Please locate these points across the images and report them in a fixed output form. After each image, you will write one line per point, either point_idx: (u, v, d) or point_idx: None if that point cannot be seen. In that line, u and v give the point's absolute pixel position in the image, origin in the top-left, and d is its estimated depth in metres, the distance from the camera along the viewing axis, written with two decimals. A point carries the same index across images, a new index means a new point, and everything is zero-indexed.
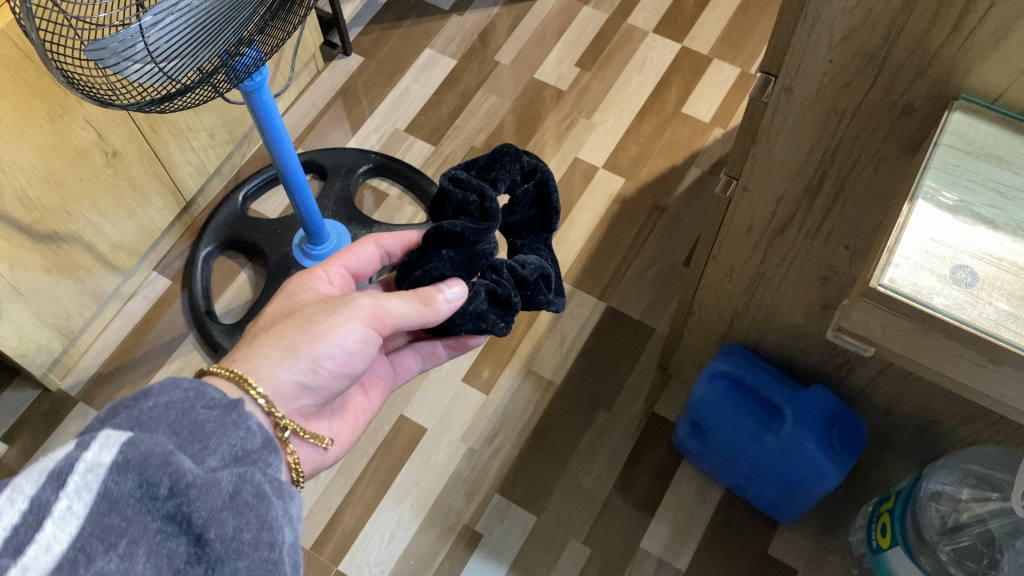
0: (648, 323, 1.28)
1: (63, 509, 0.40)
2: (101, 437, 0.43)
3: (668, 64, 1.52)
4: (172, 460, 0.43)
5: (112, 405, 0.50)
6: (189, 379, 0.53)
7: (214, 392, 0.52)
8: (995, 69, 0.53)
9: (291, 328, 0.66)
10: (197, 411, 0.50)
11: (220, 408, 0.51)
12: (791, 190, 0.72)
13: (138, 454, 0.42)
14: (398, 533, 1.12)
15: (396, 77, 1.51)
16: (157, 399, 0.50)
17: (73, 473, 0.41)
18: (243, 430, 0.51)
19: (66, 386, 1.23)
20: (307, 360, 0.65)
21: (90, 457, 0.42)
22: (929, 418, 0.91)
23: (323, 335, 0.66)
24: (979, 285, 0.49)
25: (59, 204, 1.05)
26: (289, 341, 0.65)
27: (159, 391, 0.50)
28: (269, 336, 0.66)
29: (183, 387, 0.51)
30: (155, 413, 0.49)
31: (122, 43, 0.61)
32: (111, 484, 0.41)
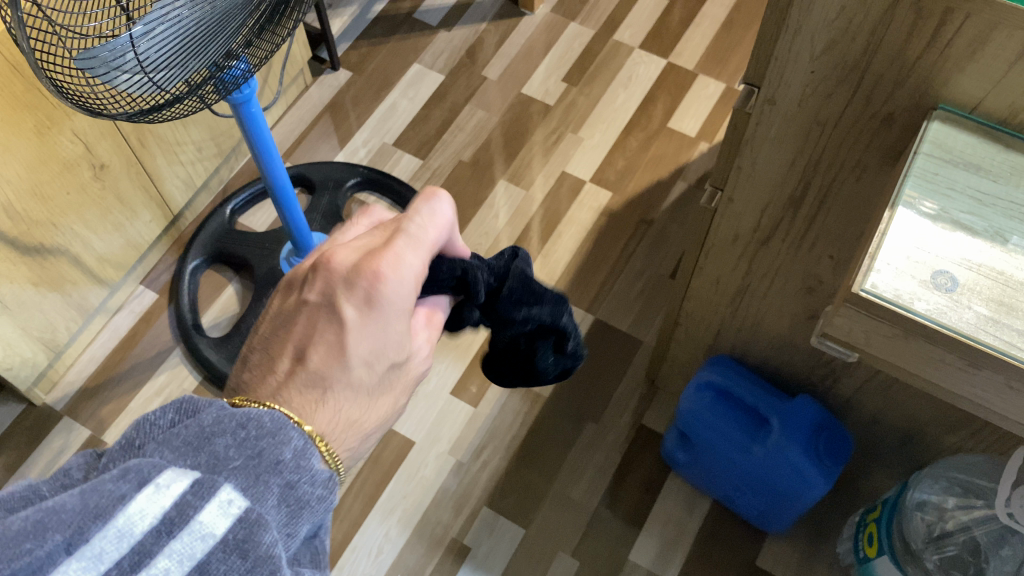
0: (635, 336, 1.29)
1: (161, 569, 0.38)
2: (222, 499, 0.41)
3: (653, 80, 1.53)
4: (275, 553, 0.40)
5: (221, 423, 0.45)
6: (297, 427, 0.48)
7: (315, 457, 0.48)
8: (972, 79, 0.54)
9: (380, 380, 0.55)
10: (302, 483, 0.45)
11: (323, 487, 0.46)
12: (775, 201, 0.73)
13: (246, 538, 0.40)
14: (385, 547, 1.12)
15: (385, 92, 1.52)
16: (266, 450, 0.45)
17: (184, 531, 0.39)
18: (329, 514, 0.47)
19: (51, 401, 1.23)
20: (382, 428, 0.56)
21: (206, 520, 0.39)
22: (914, 428, 0.92)
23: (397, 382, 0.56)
24: (959, 290, 0.50)
25: (46, 217, 1.05)
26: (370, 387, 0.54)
27: (272, 444, 0.45)
28: (346, 389, 0.52)
29: (294, 445, 0.47)
30: (266, 472, 0.44)
31: (112, 52, 0.62)
32: (213, 560, 0.39)
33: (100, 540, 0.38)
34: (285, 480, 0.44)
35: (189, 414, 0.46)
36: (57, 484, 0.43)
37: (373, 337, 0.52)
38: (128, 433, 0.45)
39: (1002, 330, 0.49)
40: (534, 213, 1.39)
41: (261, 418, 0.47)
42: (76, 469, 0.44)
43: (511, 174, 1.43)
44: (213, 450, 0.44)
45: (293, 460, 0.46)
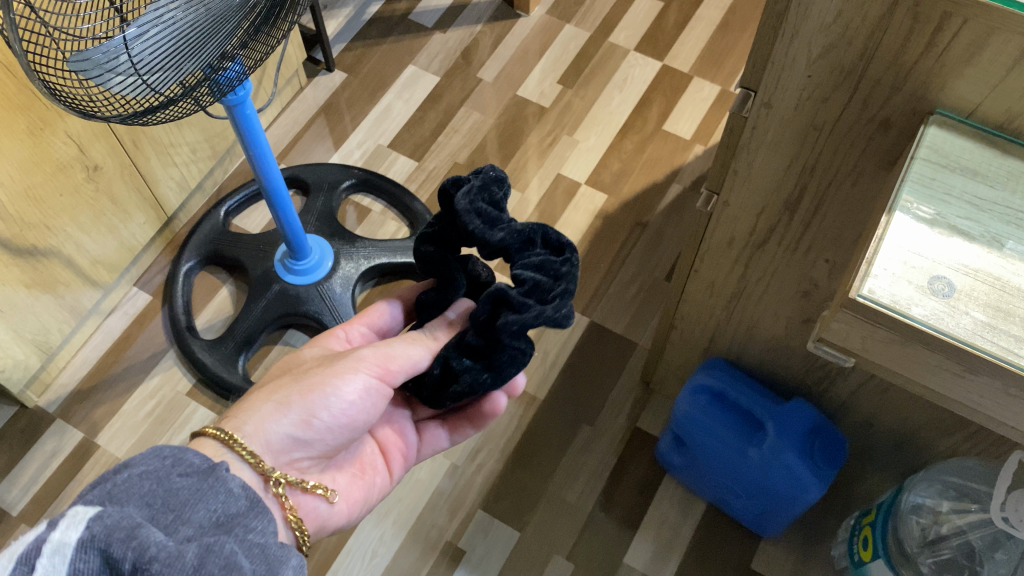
0: (631, 338, 1.29)
1: None
2: (69, 514, 0.44)
3: (649, 82, 1.53)
4: (139, 531, 0.43)
5: (93, 478, 0.50)
6: (167, 443, 0.54)
7: (192, 454, 0.53)
8: (969, 84, 0.54)
9: (288, 383, 0.69)
10: (173, 479, 0.50)
11: (198, 475, 0.51)
12: (771, 204, 0.73)
13: (103, 529, 0.43)
14: (380, 551, 1.11)
15: (380, 94, 1.52)
16: (132, 469, 0.50)
17: (40, 554, 0.41)
18: (224, 492, 0.51)
19: (43, 403, 1.22)
20: (300, 412, 0.67)
21: (58, 536, 0.42)
22: (909, 432, 0.92)
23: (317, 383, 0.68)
24: (956, 295, 0.50)
25: (39, 218, 1.04)
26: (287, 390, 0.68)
27: (137, 461, 0.51)
28: (265, 391, 0.69)
29: (162, 453, 0.52)
30: (127, 482, 0.49)
31: (106, 54, 0.61)
32: (78, 563, 0.42)
33: None
34: (155, 481, 0.50)
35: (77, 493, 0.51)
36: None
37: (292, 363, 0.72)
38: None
39: (999, 336, 0.49)
40: (529, 215, 1.39)
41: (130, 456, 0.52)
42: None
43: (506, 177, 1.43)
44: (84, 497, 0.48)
45: (163, 464, 0.51)
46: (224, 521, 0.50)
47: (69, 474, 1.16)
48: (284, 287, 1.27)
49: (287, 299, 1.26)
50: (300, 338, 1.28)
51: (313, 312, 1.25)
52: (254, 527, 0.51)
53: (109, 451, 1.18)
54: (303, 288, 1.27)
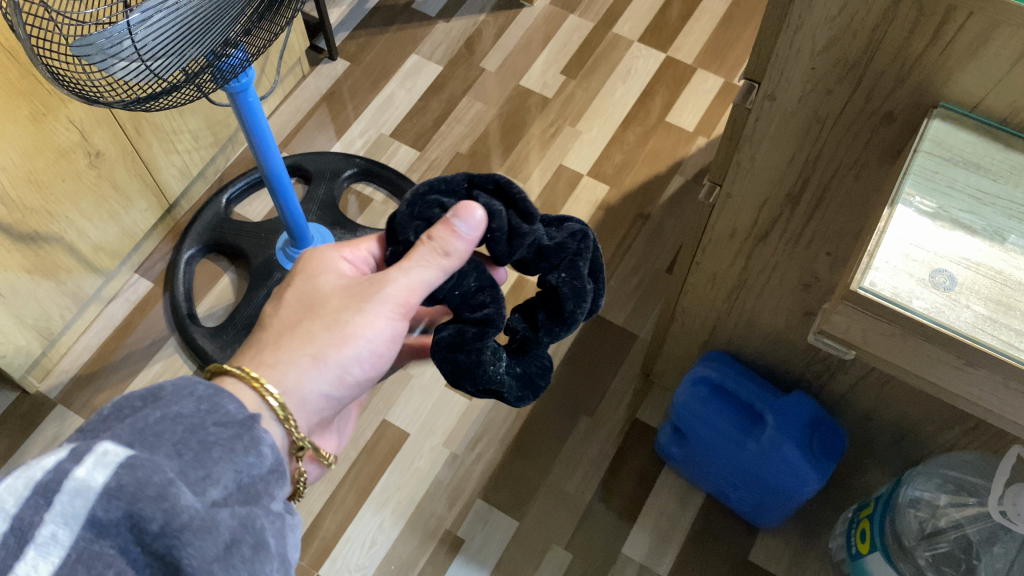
0: (631, 330, 1.29)
1: (48, 535, 0.38)
2: (98, 452, 0.41)
3: (652, 74, 1.53)
4: (173, 488, 0.40)
5: (118, 403, 0.46)
6: (204, 381, 0.49)
7: (228, 401, 0.49)
8: (973, 78, 0.54)
9: (318, 328, 0.62)
10: (208, 430, 0.46)
11: (235, 427, 0.47)
12: (773, 197, 0.73)
13: (134, 480, 0.40)
14: (379, 539, 1.12)
15: (382, 83, 1.51)
16: (165, 410, 0.46)
17: (60, 491, 0.39)
18: (256, 453, 0.47)
19: (44, 389, 1.22)
20: (336, 369, 0.62)
21: (82, 475, 0.39)
22: (909, 426, 0.92)
23: (342, 321, 0.62)
24: (957, 288, 0.50)
25: (41, 204, 1.04)
26: (302, 328, 0.62)
27: (170, 400, 0.47)
28: (285, 332, 0.62)
29: (197, 395, 0.48)
30: (158, 425, 0.45)
31: (109, 39, 0.61)
32: (99, 511, 0.39)
33: None
34: (185, 428, 0.46)
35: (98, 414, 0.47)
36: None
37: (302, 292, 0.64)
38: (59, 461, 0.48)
39: (999, 330, 0.49)
40: None
41: (160, 386, 0.48)
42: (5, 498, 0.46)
43: (508, 167, 1.43)
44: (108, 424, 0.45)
45: (195, 408, 0.47)
46: (249, 485, 0.46)
47: None
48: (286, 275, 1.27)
49: None
50: None
51: None
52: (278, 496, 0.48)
53: None
54: None
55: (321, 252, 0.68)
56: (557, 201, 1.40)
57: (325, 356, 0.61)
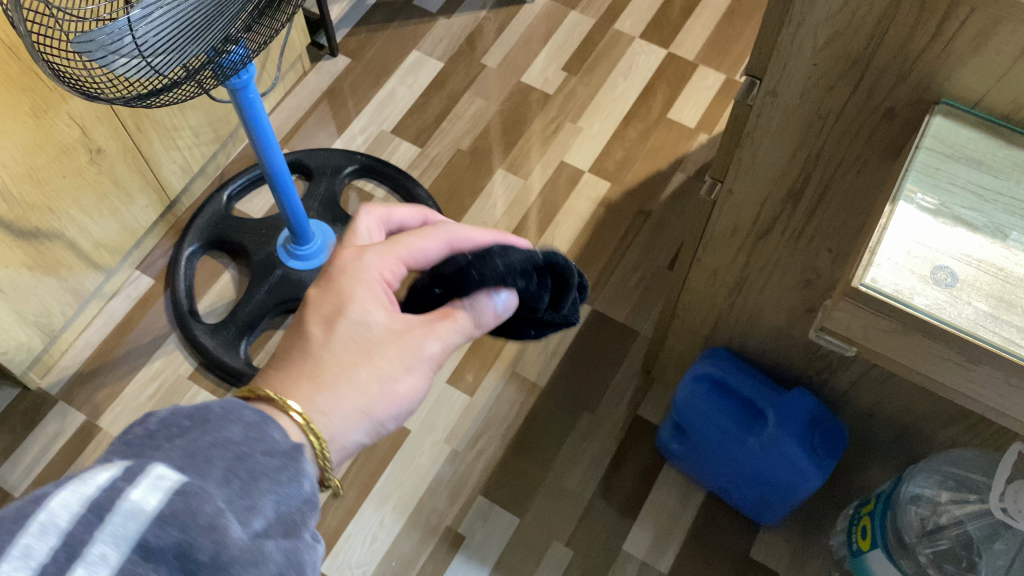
0: (632, 327, 1.29)
1: (95, 556, 0.36)
2: (153, 476, 0.38)
3: (653, 70, 1.53)
4: (224, 518, 0.38)
5: (167, 422, 0.45)
6: (252, 408, 0.47)
7: (273, 431, 0.47)
8: (975, 74, 0.54)
9: (361, 361, 0.56)
10: (255, 459, 0.44)
11: (281, 458, 0.45)
12: (775, 193, 0.73)
13: (187, 507, 0.37)
14: (380, 536, 1.12)
15: (383, 79, 1.51)
16: (214, 435, 0.44)
17: (114, 512, 0.37)
18: (301, 488, 0.45)
19: (45, 385, 1.22)
20: (371, 416, 0.56)
21: (137, 497, 0.37)
22: (910, 422, 0.92)
23: (385, 352, 0.57)
24: (958, 285, 0.50)
25: (42, 201, 1.04)
26: (332, 350, 0.55)
27: (218, 425, 0.45)
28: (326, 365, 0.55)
29: (245, 423, 0.46)
30: (209, 451, 0.43)
31: (110, 36, 0.61)
32: (149, 536, 0.36)
33: (26, 538, 0.35)
34: (231, 456, 0.43)
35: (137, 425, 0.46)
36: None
37: (337, 309, 0.57)
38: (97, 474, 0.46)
39: (1001, 327, 0.49)
40: (531, 203, 1.39)
41: (207, 408, 0.46)
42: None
43: (509, 164, 1.43)
44: (158, 443, 0.43)
45: (242, 436, 0.45)
46: (291, 518, 0.43)
47: (71, 456, 1.16)
48: (287, 272, 1.27)
49: (288, 284, 1.26)
50: None
51: None
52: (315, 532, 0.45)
53: (111, 434, 1.18)
54: (305, 273, 1.27)
55: (339, 257, 0.60)
56: (559, 197, 1.40)
57: (362, 394, 0.55)
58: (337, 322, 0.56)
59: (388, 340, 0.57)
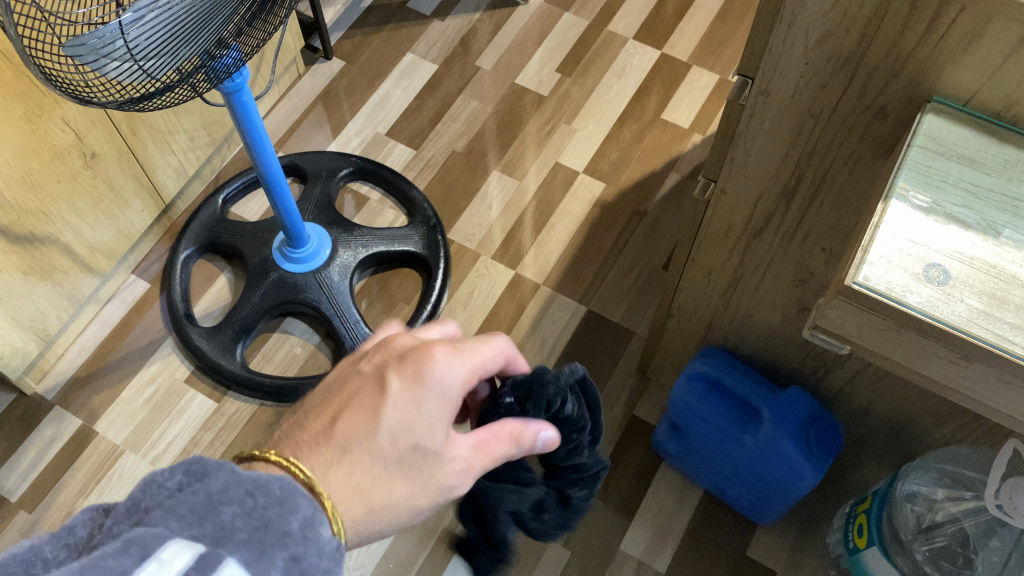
0: (628, 327, 1.29)
1: None
2: None
3: (647, 71, 1.53)
4: None
5: (230, 485, 0.44)
6: (308, 498, 0.46)
7: (321, 525, 0.46)
8: (966, 72, 0.54)
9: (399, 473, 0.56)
10: (308, 556, 0.44)
11: (329, 561, 0.45)
12: (768, 192, 0.73)
13: None
14: (377, 538, 1.12)
15: (378, 82, 1.51)
16: (276, 524, 0.44)
17: None
18: None
19: (41, 390, 1.22)
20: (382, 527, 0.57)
21: None
22: (905, 420, 0.93)
23: (430, 475, 0.58)
24: (951, 283, 0.50)
25: (36, 205, 1.04)
26: (383, 462, 0.55)
27: (281, 513, 0.44)
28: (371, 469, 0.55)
29: (303, 516, 0.45)
30: (271, 546, 0.43)
31: (101, 40, 0.61)
32: None
33: None
34: (291, 554, 0.43)
35: (197, 477, 0.44)
36: (61, 543, 0.42)
37: (413, 422, 0.56)
38: (132, 494, 0.44)
39: (994, 323, 0.49)
40: (527, 204, 1.39)
41: (269, 485, 0.45)
42: (81, 526, 0.43)
43: (504, 165, 1.43)
44: (221, 523, 0.42)
45: (302, 530, 0.44)
46: None
47: (68, 461, 1.16)
48: (282, 275, 1.26)
49: (285, 287, 1.25)
50: (298, 326, 1.28)
51: (311, 300, 1.24)
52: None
53: (108, 439, 1.18)
54: (302, 276, 1.26)
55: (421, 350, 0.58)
56: (554, 198, 1.40)
57: (389, 509, 0.56)
58: (409, 434, 0.56)
59: (435, 465, 0.58)
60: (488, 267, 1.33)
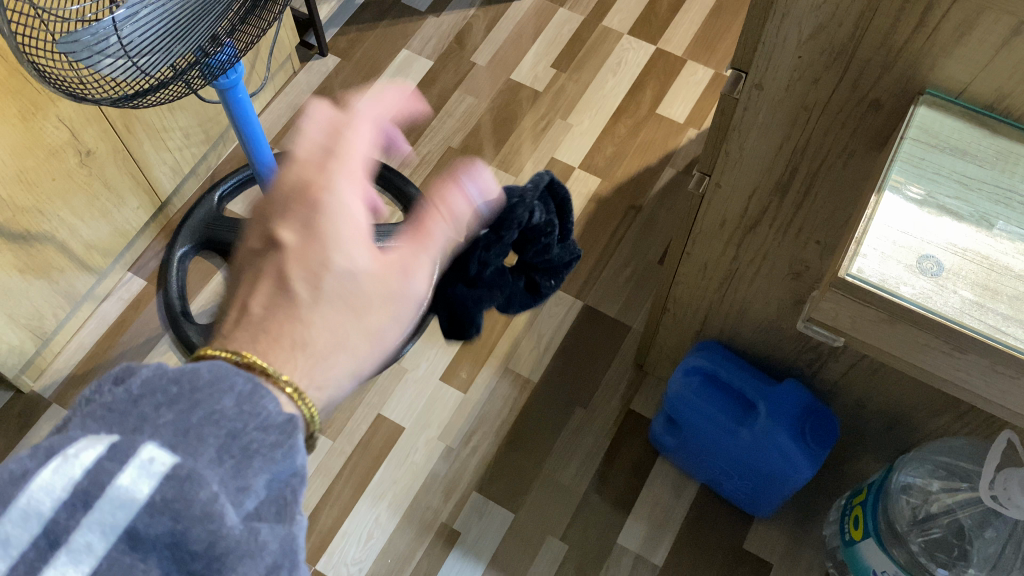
0: (625, 321, 1.29)
1: (79, 544, 0.36)
2: (143, 458, 0.37)
3: (642, 66, 1.53)
4: (217, 504, 0.37)
5: (153, 370, 0.41)
6: (245, 372, 0.43)
7: (268, 399, 0.43)
8: (959, 64, 0.54)
9: (349, 309, 0.50)
10: (249, 432, 0.41)
11: (278, 433, 0.42)
12: (763, 186, 0.73)
13: (176, 494, 0.37)
14: (375, 532, 1.12)
15: (373, 78, 1.51)
16: (206, 405, 0.41)
17: (100, 501, 0.36)
18: (298, 464, 0.42)
19: (38, 388, 1.22)
20: (364, 364, 0.51)
21: (124, 484, 0.36)
22: (900, 411, 0.93)
23: (376, 301, 0.52)
24: (944, 274, 0.51)
25: (32, 203, 1.04)
26: (323, 303, 0.49)
27: (210, 395, 0.41)
28: (313, 310, 0.49)
29: (237, 392, 0.42)
30: (202, 427, 0.40)
31: (94, 36, 0.61)
32: (139, 524, 0.36)
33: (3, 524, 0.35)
34: (226, 431, 0.40)
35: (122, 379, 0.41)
36: None
37: (319, 260, 0.50)
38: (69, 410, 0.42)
39: (987, 314, 0.49)
40: None
41: (198, 370, 0.42)
42: None
43: (500, 161, 1.43)
44: (143, 413, 0.40)
45: (235, 406, 0.41)
46: (284, 499, 0.42)
47: None
48: None
49: None
50: None
51: None
52: (313, 507, 0.44)
53: None
54: None
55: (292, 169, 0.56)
56: None
57: (355, 354, 0.50)
58: (324, 274, 0.50)
59: (375, 292, 0.52)
60: None
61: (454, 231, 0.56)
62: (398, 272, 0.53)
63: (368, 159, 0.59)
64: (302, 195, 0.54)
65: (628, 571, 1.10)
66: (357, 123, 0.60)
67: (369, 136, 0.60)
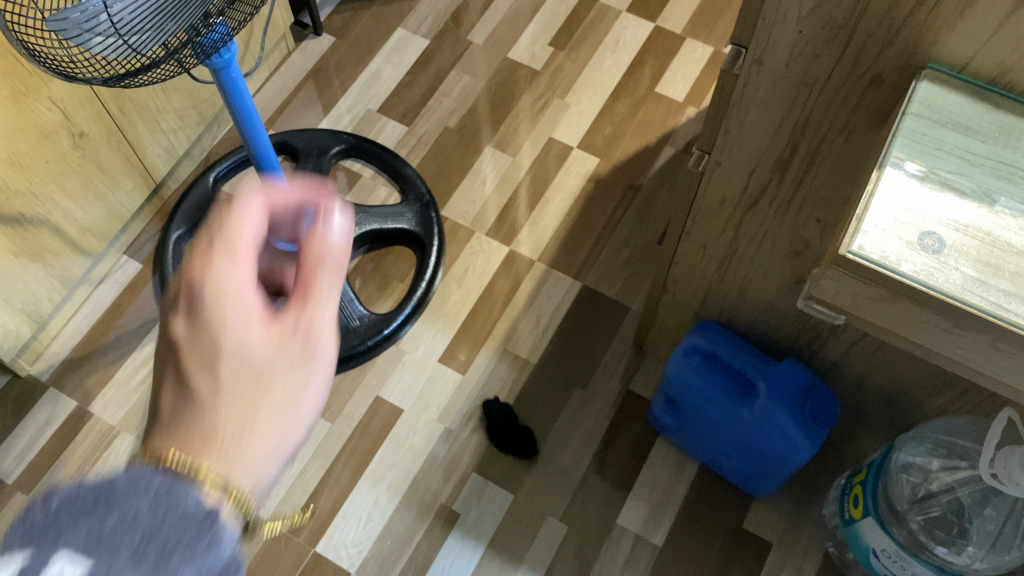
0: (624, 302, 1.28)
1: None
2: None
3: (641, 44, 1.52)
4: None
5: (62, 487, 0.40)
6: (164, 468, 0.43)
7: (187, 492, 0.42)
8: (962, 38, 0.53)
9: (253, 401, 0.47)
10: (168, 533, 0.40)
11: (197, 529, 0.42)
12: (763, 164, 0.72)
13: None
14: (375, 514, 1.12)
15: (368, 58, 1.50)
16: (122, 511, 0.40)
17: None
18: (221, 553, 0.42)
19: (35, 372, 1.22)
20: (287, 454, 0.49)
21: None
22: (901, 390, 0.93)
23: (275, 385, 0.48)
24: (946, 251, 0.50)
25: (25, 187, 1.03)
26: (229, 399, 0.47)
27: (126, 497, 0.40)
28: (229, 412, 0.46)
29: (153, 490, 0.41)
30: (117, 531, 0.39)
31: (84, 14, 0.60)
32: None
33: None
34: (142, 533, 0.40)
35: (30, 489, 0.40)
36: None
37: (209, 348, 0.47)
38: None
39: (989, 291, 0.49)
40: (521, 179, 1.39)
41: (114, 479, 0.41)
42: None
43: (497, 141, 1.42)
44: (59, 525, 0.38)
45: (152, 508, 0.41)
46: None
47: (63, 443, 1.16)
48: None
49: None
50: None
51: None
52: None
53: (104, 420, 1.18)
54: None
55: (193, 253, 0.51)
56: (548, 173, 1.39)
57: (273, 438, 0.48)
58: (217, 364, 0.47)
59: (276, 365, 0.49)
60: (483, 244, 1.33)
61: (338, 272, 0.55)
62: (293, 337, 0.50)
63: (256, 241, 0.54)
64: (180, 294, 0.49)
65: (627, 551, 1.10)
66: (238, 217, 0.53)
67: (258, 222, 0.54)
